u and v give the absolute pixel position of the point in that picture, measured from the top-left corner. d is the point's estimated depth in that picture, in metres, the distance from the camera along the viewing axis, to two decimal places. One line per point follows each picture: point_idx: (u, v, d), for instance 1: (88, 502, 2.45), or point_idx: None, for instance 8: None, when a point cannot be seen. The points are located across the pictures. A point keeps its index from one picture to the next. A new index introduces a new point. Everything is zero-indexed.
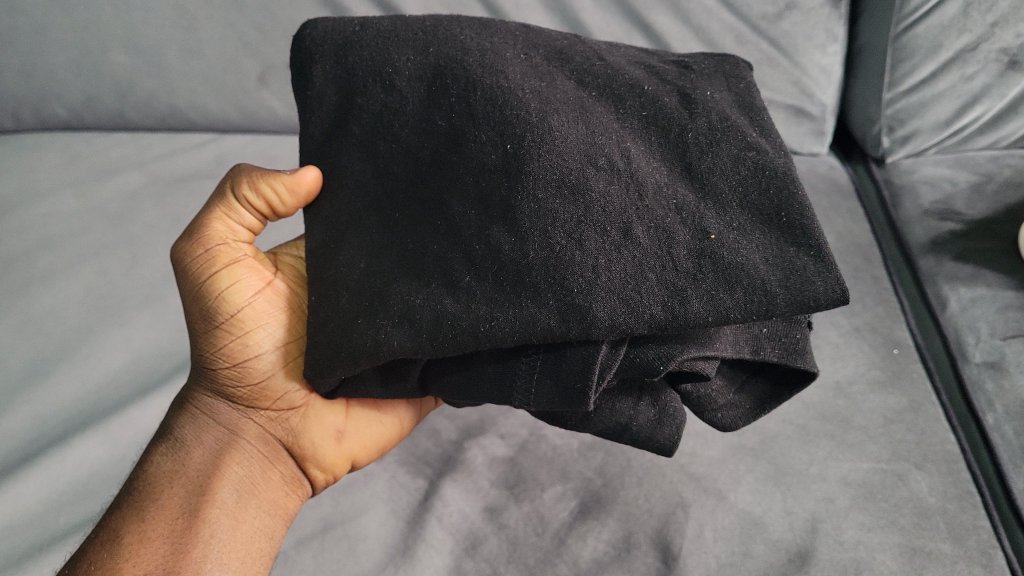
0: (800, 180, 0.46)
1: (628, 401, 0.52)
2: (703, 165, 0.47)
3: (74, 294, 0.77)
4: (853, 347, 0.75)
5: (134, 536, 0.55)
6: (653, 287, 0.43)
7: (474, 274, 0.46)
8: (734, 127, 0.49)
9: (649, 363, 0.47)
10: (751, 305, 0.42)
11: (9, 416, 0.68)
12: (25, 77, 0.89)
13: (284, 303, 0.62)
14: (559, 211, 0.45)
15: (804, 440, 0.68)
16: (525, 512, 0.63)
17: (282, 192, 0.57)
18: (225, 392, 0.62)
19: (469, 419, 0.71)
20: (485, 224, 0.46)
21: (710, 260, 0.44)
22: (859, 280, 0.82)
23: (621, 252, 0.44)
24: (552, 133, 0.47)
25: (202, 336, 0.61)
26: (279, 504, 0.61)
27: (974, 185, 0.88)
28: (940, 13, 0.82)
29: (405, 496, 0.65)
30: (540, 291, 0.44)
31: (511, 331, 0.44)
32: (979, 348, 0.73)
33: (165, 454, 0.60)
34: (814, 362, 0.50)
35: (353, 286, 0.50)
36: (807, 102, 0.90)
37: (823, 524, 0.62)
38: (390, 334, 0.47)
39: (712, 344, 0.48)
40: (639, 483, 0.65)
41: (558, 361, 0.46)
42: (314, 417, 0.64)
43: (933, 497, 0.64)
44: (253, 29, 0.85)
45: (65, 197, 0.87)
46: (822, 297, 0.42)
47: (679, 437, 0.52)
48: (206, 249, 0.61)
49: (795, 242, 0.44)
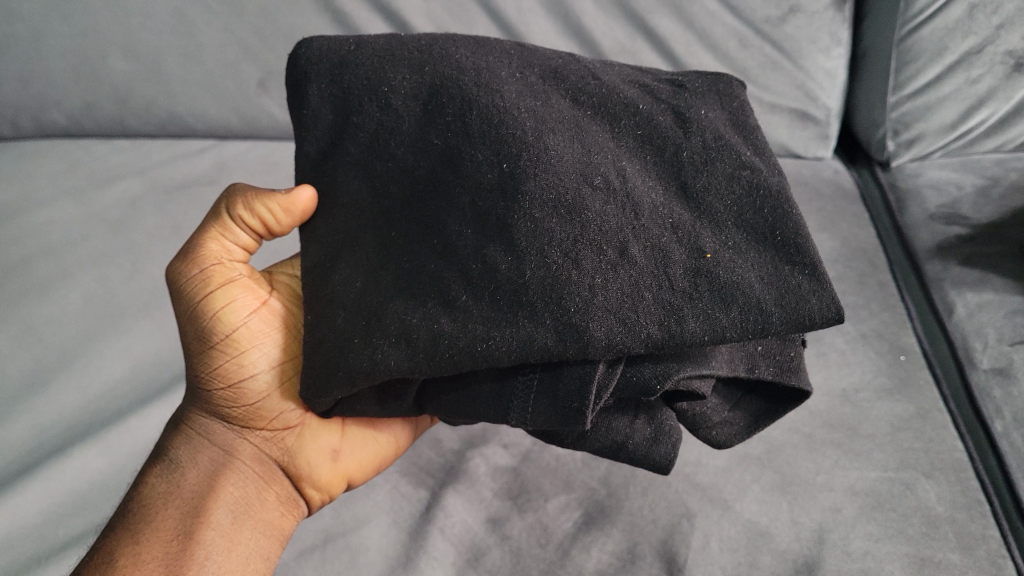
0: (792, 201, 0.47)
1: (624, 419, 0.51)
2: (698, 184, 0.48)
3: (73, 302, 0.76)
4: (860, 354, 0.74)
5: (128, 559, 0.54)
6: (649, 306, 0.43)
7: (471, 293, 0.45)
8: (728, 146, 0.49)
9: (646, 381, 0.46)
10: (747, 324, 0.43)
11: (7, 426, 0.67)
12: (23, 84, 0.88)
13: (279, 322, 0.62)
14: (556, 230, 0.45)
15: (810, 448, 0.67)
16: (529, 523, 0.62)
17: (276, 212, 0.56)
18: (221, 413, 0.62)
19: (472, 428, 0.70)
20: (481, 243, 0.46)
21: (706, 279, 0.44)
22: (865, 286, 0.81)
23: (618, 271, 0.44)
24: (548, 152, 0.47)
25: (196, 357, 0.60)
26: (275, 525, 0.60)
27: (980, 189, 0.87)
28: (945, 15, 0.81)
29: (406, 507, 0.64)
30: (536, 311, 0.43)
31: (508, 351, 0.43)
32: (987, 354, 0.73)
33: (161, 475, 0.60)
34: (808, 380, 0.50)
35: (349, 306, 0.49)
36: (812, 105, 0.89)
37: (830, 534, 0.61)
38: (386, 354, 0.46)
39: (709, 363, 0.47)
40: (643, 493, 0.64)
41: (555, 381, 0.46)
42: (310, 436, 0.64)
43: (941, 506, 0.63)
44: (253, 35, 0.85)
45: (64, 205, 0.86)
46: (816, 316, 0.43)
47: (676, 456, 0.51)
48: (200, 269, 0.60)
49: (789, 261, 0.45)
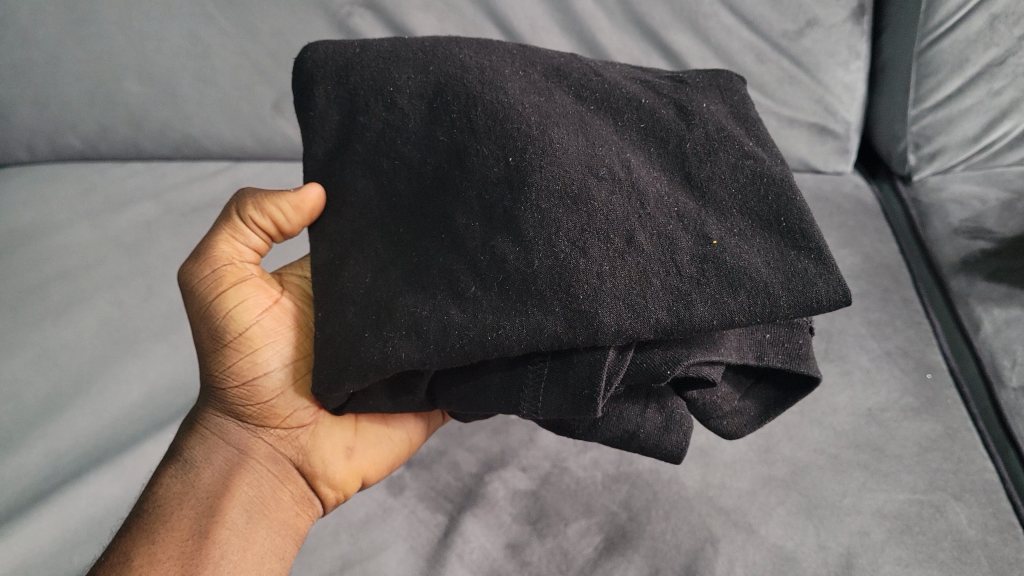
0: (798, 188, 0.45)
1: (635, 408, 0.50)
2: (702, 174, 0.47)
3: (89, 326, 0.76)
4: (885, 372, 0.73)
5: (144, 559, 0.53)
6: (657, 292, 0.42)
7: (480, 284, 0.44)
8: (731, 137, 0.48)
9: (655, 368, 0.44)
10: (756, 308, 0.41)
11: (22, 452, 0.67)
12: (39, 109, 0.89)
13: (291, 320, 0.61)
14: (562, 219, 0.43)
15: (836, 470, 0.66)
16: (549, 549, 0.61)
17: (286, 210, 0.55)
18: (235, 411, 0.61)
19: (490, 450, 0.68)
20: (489, 234, 0.45)
21: (713, 265, 0.42)
22: (889, 302, 0.79)
23: (625, 259, 0.43)
24: (553, 145, 0.46)
25: (210, 355, 0.59)
26: (291, 524, 0.59)
27: (1005, 203, 0.85)
28: (966, 27, 0.80)
29: (425, 532, 0.63)
30: (544, 298, 0.42)
31: (518, 339, 0.42)
32: (1016, 372, 0.71)
33: (175, 475, 0.59)
34: (816, 367, 0.49)
35: (360, 301, 0.48)
36: (831, 119, 0.87)
37: (858, 559, 0.60)
38: (398, 347, 0.44)
39: (717, 348, 0.46)
40: (666, 517, 0.63)
41: (566, 369, 0.44)
42: (324, 433, 0.62)
43: (973, 530, 0.61)
44: (267, 56, 0.84)
45: (81, 228, 0.86)
46: (823, 299, 0.41)
47: (687, 445, 0.50)
48: (212, 270, 0.59)
49: (795, 245, 0.43)
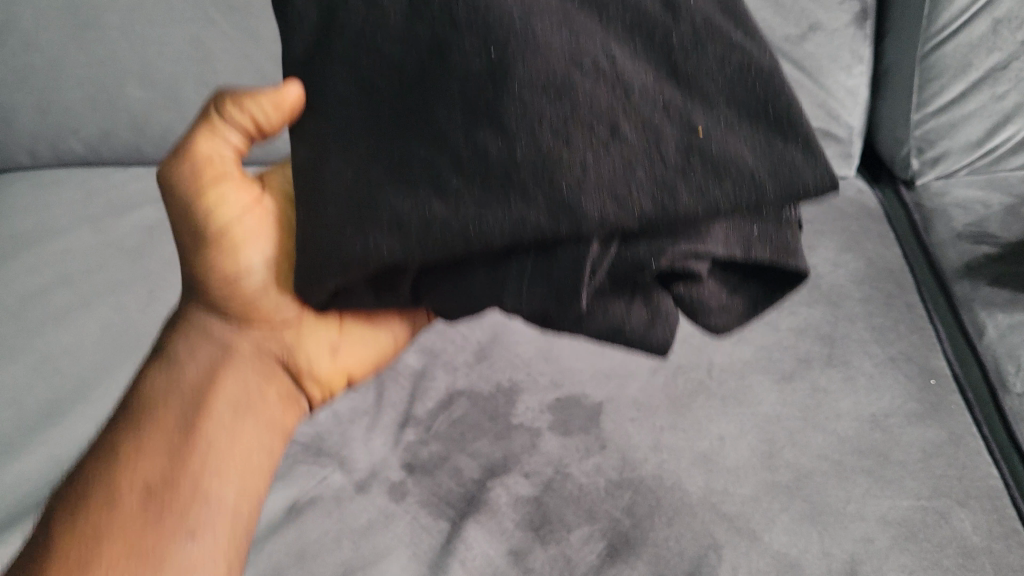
0: (793, 82, 0.37)
1: (610, 300, 0.40)
2: (687, 62, 0.37)
3: (90, 331, 0.76)
4: (889, 378, 0.72)
5: (127, 450, 0.50)
6: (640, 182, 0.35)
7: (450, 170, 0.37)
8: (726, 11, 0.38)
9: (638, 264, 0.37)
10: (741, 195, 0.35)
11: (22, 458, 0.66)
12: (40, 114, 0.88)
13: (278, 219, 0.54)
14: (534, 100, 0.36)
15: (840, 476, 0.65)
16: (551, 555, 0.61)
17: (265, 111, 0.46)
18: (215, 305, 0.55)
19: (492, 457, 0.68)
20: (462, 121, 0.37)
21: (698, 154, 0.36)
22: (892, 306, 0.78)
23: (606, 150, 0.36)
24: (520, 15, 0.37)
25: (192, 252, 0.53)
26: (279, 421, 0.56)
27: (1008, 208, 0.85)
28: (969, 31, 0.80)
29: (427, 539, 0.62)
30: (528, 188, 0.35)
31: (493, 226, 0.36)
32: (1020, 377, 0.71)
33: (160, 367, 0.54)
34: (804, 262, 0.40)
35: (327, 194, 0.41)
36: (835, 124, 0.87)
37: (862, 566, 0.60)
38: (367, 238, 0.38)
39: (700, 238, 0.37)
40: (669, 523, 0.63)
41: (549, 263, 0.37)
42: (308, 331, 0.56)
43: (977, 536, 0.61)
44: (270, 61, 0.84)
45: (82, 233, 0.86)
46: (811, 185, 0.35)
47: (671, 342, 0.41)
48: (189, 160, 0.51)
49: (780, 135, 0.36)
